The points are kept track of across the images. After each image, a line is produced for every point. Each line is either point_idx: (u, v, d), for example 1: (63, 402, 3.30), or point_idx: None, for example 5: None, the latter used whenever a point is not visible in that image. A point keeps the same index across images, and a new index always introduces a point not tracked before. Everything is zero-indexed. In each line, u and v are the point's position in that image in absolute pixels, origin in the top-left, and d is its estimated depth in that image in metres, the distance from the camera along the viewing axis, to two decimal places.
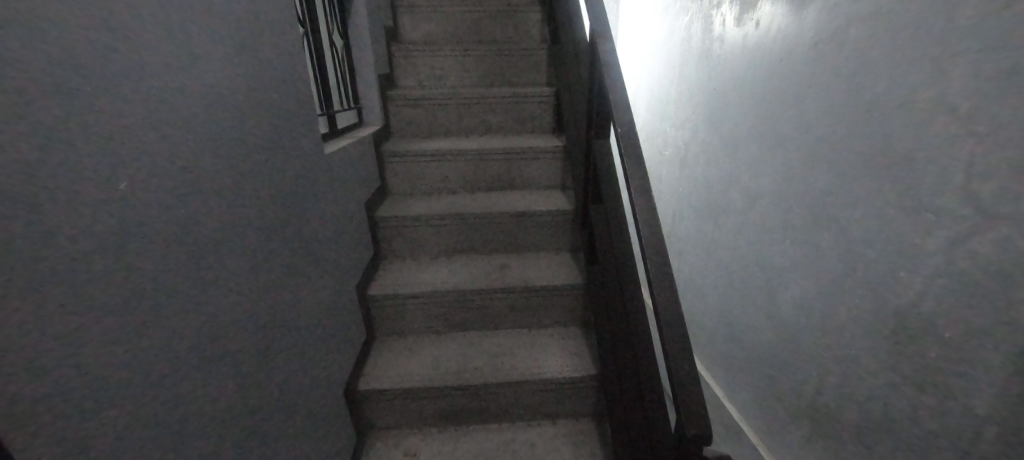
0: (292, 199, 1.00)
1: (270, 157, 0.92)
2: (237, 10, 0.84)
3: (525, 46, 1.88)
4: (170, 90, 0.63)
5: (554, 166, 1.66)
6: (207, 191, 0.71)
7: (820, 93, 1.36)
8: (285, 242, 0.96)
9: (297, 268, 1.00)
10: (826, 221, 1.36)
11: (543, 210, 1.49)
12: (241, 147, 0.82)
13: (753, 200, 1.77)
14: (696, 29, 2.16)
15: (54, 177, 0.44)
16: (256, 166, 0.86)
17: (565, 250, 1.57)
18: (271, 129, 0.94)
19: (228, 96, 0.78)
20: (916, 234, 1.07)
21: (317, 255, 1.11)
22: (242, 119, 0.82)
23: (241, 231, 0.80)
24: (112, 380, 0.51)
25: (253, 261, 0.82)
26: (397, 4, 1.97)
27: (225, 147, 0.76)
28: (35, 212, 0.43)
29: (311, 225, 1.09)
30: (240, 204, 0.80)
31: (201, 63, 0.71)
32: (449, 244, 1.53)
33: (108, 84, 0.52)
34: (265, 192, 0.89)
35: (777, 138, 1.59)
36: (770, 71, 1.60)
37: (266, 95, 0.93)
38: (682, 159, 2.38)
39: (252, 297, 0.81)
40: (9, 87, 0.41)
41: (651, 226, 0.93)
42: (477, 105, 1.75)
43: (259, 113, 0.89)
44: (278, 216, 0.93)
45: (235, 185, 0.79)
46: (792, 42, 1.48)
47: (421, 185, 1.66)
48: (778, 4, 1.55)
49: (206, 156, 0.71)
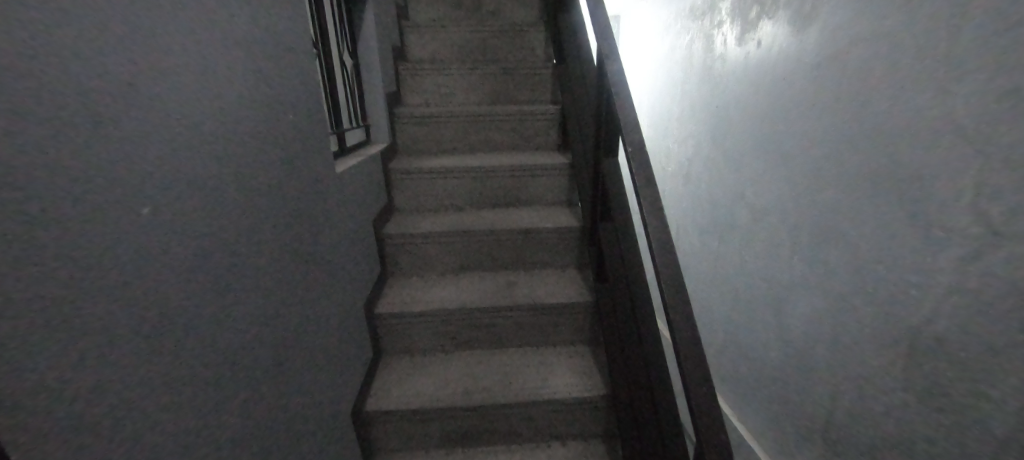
0: (313, 217, 1.01)
1: (295, 173, 0.92)
2: (270, 29, 0.85)
3: (531, 65, 1.91)
4: (221, 112, 0.65)
5: (560, 183, 1.67)
6: (245, 210, 0.71)
7: (824, 111, 1.37)
8: (307, 259, 0.95)
9: (316, 286, 1.00)
10: (835, 238, 1.36)
11: (550, 227, 1.49)
12: (273, 164, 0.82)
13: (759, 216, 1.77)
14: (697, 48, 2.20)
15: (131, 196, 0.46)
16: (284, 183, 0.86)
17: (572, 267, 1.56)
18: (296, 145, 0.94)
19: (262, 115, 0.79)
20: (927, 251, 1.07)
21: (333, 272, 1.10)
22: (273, 136, 0.82)
23: (271, 250, 0.79)
24: (169, 398, 0.51)
25: (279, 279, 0.82)
26: (405, 25, 2.01)
27: (260, 166, 0.77)
28: (117, 230, 0.44)
29: (329, 241, 1.09)
30: (270, 221, 0.79)
31: (241, 82, 0.72)
32: (455, 262, 1.53)
33: (174, 106, 0.54)
34: (291, 209, 0.89)
35: (782, 156, 1.60)
36: (774, 89, 1.62)
37: (293, 113, 0.93)
38: (686, 175, 2.39)
39: (279, 314, 0.81)
40: (93, 113, 0.42)
41: (664, 245, 0.93)
42: (483, 122, 1.77)
43: (287, 130, 0.90)
44: (301, 232, 0.93)
45: (266, 203, 0.78)
46: (795, 61, 1.50)
47: (428, 202, 1.66)
48: (779, 25, 1.58)
49: (245, 175, 0.71)
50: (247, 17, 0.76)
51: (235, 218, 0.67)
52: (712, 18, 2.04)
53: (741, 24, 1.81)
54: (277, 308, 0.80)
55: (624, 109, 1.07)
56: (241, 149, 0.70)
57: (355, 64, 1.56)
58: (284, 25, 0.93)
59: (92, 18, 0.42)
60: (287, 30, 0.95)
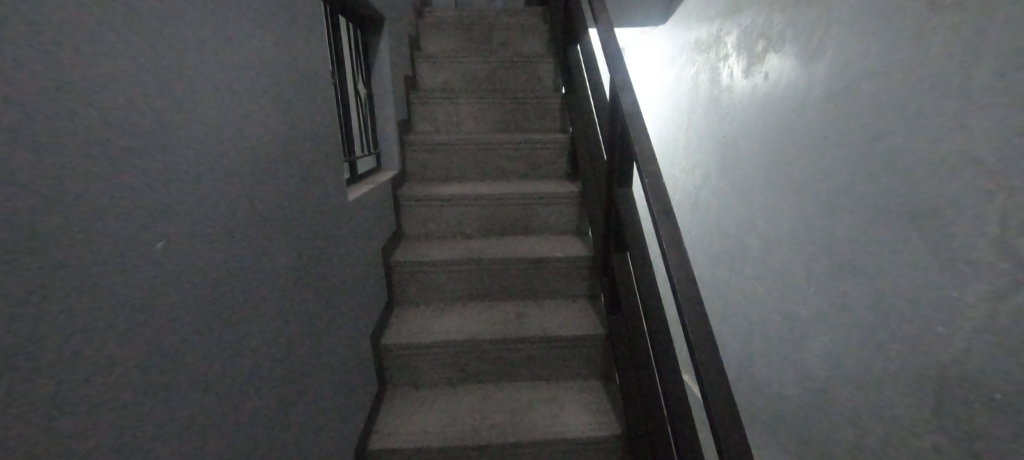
0: (331, 246, 0.99)
1: (312, 198, 0.90)
2: (295, 54, 0.84)
3: (540, 95, 1.93)
4: (248, 144, 0.64)
5: (570, 211, 1.66)
6: (264, 238, 0.68)
7: (837, 142, 1.37)
8: (321, 288, 0.92)
9: (330, 317, 0.97)
10: (853, 270, 1.33)
11: (561, 256, 1.46)
12: (291, 190, 0.80)
13: (772, 246, 1.75)
14: (704, 79, 2.23)
15: (162, 234, 0.44)
16: (301, 209, 0.84)
17: (583, 297, 1.53)
18: (315, 170, 0.92)
19: (283, 140, 0.77)
20: (953, 287, 1.03)
21: (344, 300, 1.06)
22: (292, 160, 0.81)
23: (287, 278, 0.76)
24: (183, 448, 0.47)
25: (293, 308, 0.78)
26: (417, 55, 2.05)
27: (280, 193, 0.75)
28: (148, 268, 0.42)
29: (342, 268, 1.06)
30: (287, 249, 0.77)
31: (267, 108, 0.71)
32: (464, 290, 1.49)
33: (207, 139, 0.53)
34: (307, 236, 0.86)
35: (794, 185, 1.59)
36: (783, 120, 1.63)
37: (312, 138, 0.92)
38: (695, 203, 2.39)
39: (294, 349, 0.78)
40: (137, 145, 0.41)
41: (688, 279, 0.90)
42: (493, 150, 1.78)
43: (306, 155, 0.88)
44: (316, 259, 0.90)
45: (284, 231, 0.76)
46: (804, 93, 1.51)
47: (436, 229, 1.64)
48: (786, 58, 1.61)
49: (265, 203, 0.69)
50: (274, 43, 0.75)
51: (255, 248, 0.65)
52: (717, 51, 2.08)
53: (748, 57, 1.85)
54: (290, 340, 0.76)
55: (638, 140, 1.06)
56: (263, 176, 0.68)
57: (369, 92, 1.58)
58: (309, 52, 0.93)
59: (141, 55, 0.42)
60: (310, 56, 0.95)
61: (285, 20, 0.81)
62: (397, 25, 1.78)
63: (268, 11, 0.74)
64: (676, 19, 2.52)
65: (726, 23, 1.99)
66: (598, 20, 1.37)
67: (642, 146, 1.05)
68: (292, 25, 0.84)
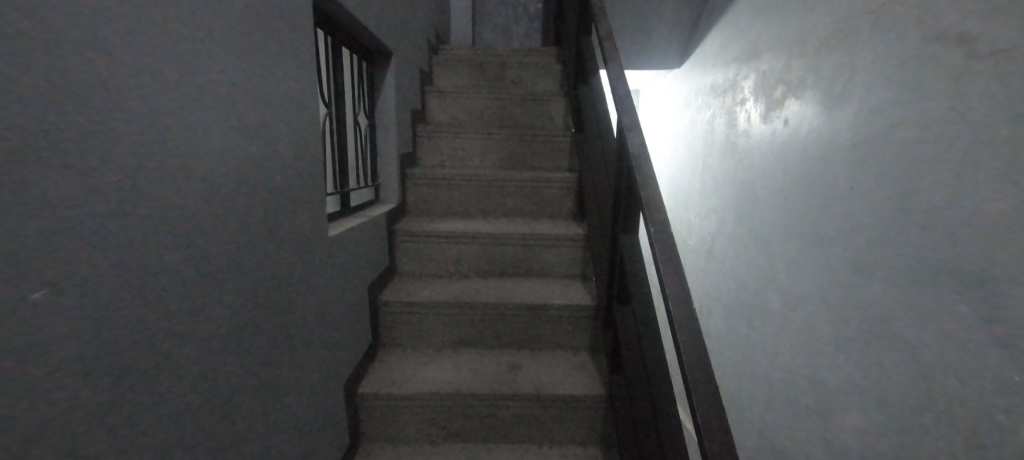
0: (310, 284, 0.92)
1: (291, 226, 0.84)
2: (287, 82, 0.81)
3: (548, 133, 1.89)
4: (212, 173, 0.59)
5: (574, 254, 1.56)
6: (219, 272, 0.61)
7: (865, 194, 1.26)
8: (293, 330, 0.84)
9: (301, 363, 0.88)
10: (887, 336, 1.17)
11: (561, 304, 1.36)
12: (265, 217, 0.73)
13: (793, 302, 1.60)
14: (719, 123, 2.17)
15: (58, 270, 0.37)
16: (275, 237, 0.77)
17: (584, 350, 1.40)
18: (297, 196, 0.87)
19: (261, 162, 0.72)
20: (1013, 369, 0.86)
21: (319, 339, 0.97)
22: (270, 185, 0.75)
23: (247, 315, 0.68)
24: None
25: (250, 349, 0.70)
26: (427, 90, 2.06)
27: (249, 220, 0.68)
28: (25, 309, 0.35)
29: (320, 302, 0.98)
30: (251, 282, 0.69)
31: (241, 129, 0.66)
32: (455, 336, 1.38)
33: (152, 166, 0.48)
34: (280, 267, 0.79)
35: (818, 238, 1.46)
36: (805, 168, 1.53)
37: (298, 167, 0.87)
38: (710, 250, 2.26)
39: (250, 401, 0.69)
40: (39, 165, 0.35)
41: (689, 341, 0.77)
42: (497, 187, 1.72)
43: (288, 180, 0.82)
44: (288, 292, 0.82)
45: (250, 261, 0.69)
46: (827, 141, 1.42)
47: (432, 267, 1.56)
48: (806, 105, 1.53)
49: (225, 231, 0.62)
50: (262, 68, 0.72)
51: (203, 281, 0.57)
52: (733, 96, 2.03)
53: (765, 102, 1.79)
54: (242, 386, 0.67)
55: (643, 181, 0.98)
56: (225, 201, 0.62)
57: (371, 122, 1.55)
58: (304, 81, 0.90)
59: (68, 71, 0.38)
60: (307, 85, 0.92)
61: (279, 46, 0.78)
62: (408, 60, 1.80)
63: (257, 34, 0.71)
64: (692, 63, 2.51)
65: (742, 68, 1.95)
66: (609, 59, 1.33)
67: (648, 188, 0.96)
68: (288, 53, 0.82)
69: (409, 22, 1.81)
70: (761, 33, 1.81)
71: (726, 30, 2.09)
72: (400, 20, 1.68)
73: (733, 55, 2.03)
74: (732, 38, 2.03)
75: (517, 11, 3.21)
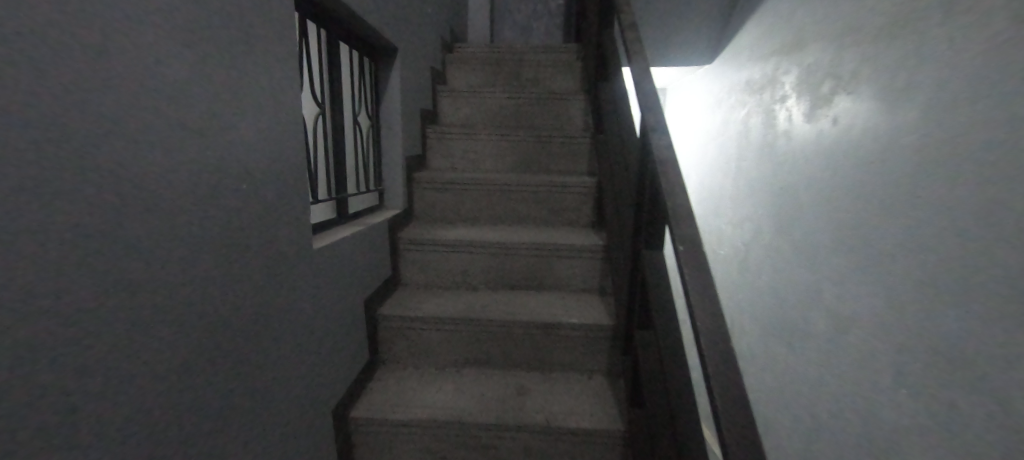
0: (295, 300, 0.83)
1: (272, 234, 0.75)
2: (268, 77, 0.73)
3: (566, 135, 1.76)
4: (171, 181, 0.50)
5: (592, 266, 1.42)
6: (176, 292, 0.51)
7: (936, 204, 1.07)
8: (273, 353, 0.76)
9: (284, 388, 0.79)
10: (965, 374, 0.98)
11: (576, 323, 1.22)
12: (245, 224, 0.64)
13: (842, 325, 1.41)
14: (755, 122, 1.98)
15: None
16: (254, 248, 0.68)
17: (601, 373, 1.26)
18: (279, 200, 0.78)
19: (233, 161, 0.63)
20: None
21: (305, 357, 0.88)
22: (245, 187, 0.66)
23: (219, 338, 0.59)
24: None
25: (215, 376, 0.60)
26: (439, 89, 1.97)
27: (223, 228, 0.59)
28: None
29: (307, 316, 0.89)
30: (218, 299, 0.60)
31: (211, 123, 0.57)
32: (459, 354, 1.28)
33: (92, 175, 0.40)
34: (257, 282, 0.69)
35: (874, 254, 1.27)
36: (858, 173, 1.34)
37: (283, 170, 0.79)
38: (744, 261, 2.07)
39: (216, 438, 0.61)
40: None
41: (724, 386, 0.63)
42: (510, 193, 1.61)
43: (271, 182, 0.73)
44: (266, 309, 0.73)
45: (223, 279, 0.59)
46: (886, 142, 1.23)
47: (438, 277, 1.46)
48: (861, 100, 1.35)
49: (195, 241, 0.53)
50: (235, 60, 0.64)
51: (151, 303, 0.48)
52: (771, 93, 1.84)
53: (809, 100, 1.60)
54: (202, 422, 0.58)
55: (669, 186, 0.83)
56: (185, 207, 0.53)
57: (376, 124, 1.47)
58: (291, 76, 0.82)
59: None
60: (295, 81, 0.84)
61: (258, 37, 0.70)
62: (418, 57, 1.71)
63: (229, 21, 0.62)
64: (724, 59, 2.32)
65: (782, 62, 1.76)
66: (634, 50, 1.20)
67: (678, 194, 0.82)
68: (269, 44, 0.73)
69: (419, 17, 1.73)
70: (805, 22, 1.62)
71: (763, 21, 1.91)
72: (410, 15, 1.59)
73: (772, 48, 1.84)
74: (771, 30, 1.85)
75: (537, 9, 3.10)
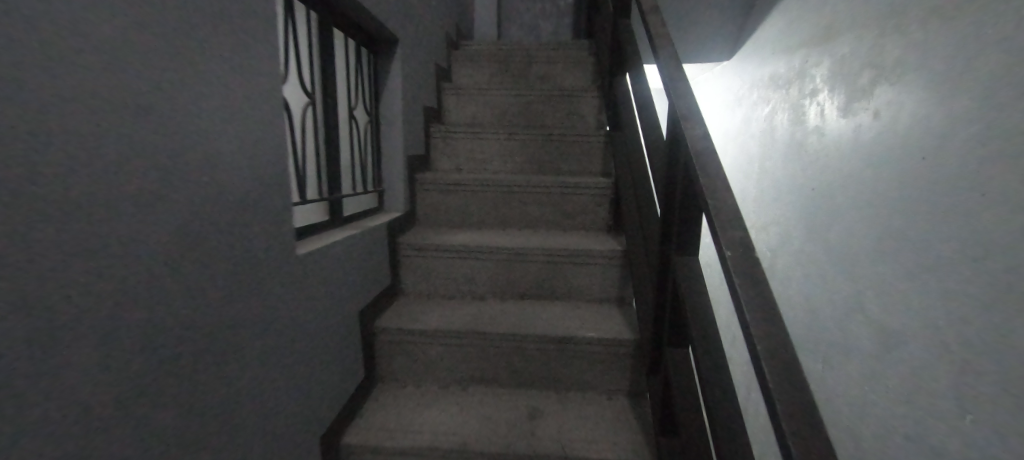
0: (263, 313, 0.72)
1: (233, 237, 0.64)
2: (229, 52, 0.62)
3: (579, 133, 1.65)
4: (91, 167, 0.39)
5: (609, 274, 1.30)
6: (90, 302, 0.40)
7: (1001, 204, 0.94)
8: (232, 377, 0.64)
9: (247, 418, 0.67)
10: None
11: (594, 337, 1.10)
12: (183, 223, 0.54)
13: (891, 340, 1.26)
14: (782, 119, 1.85)
15: None
16: (204, 249, 0.57)
17: (621, 393, 1.13)
18: (246, 195, 0.67)
19: (175, 145, 0.51)
20: None
21: (280, 376, 0.77)
22: (194, 179, 0.55)
23: (148, 357, 0.48)
24: None
25: (150, 407, 0.49)
26: (443, 87, 1.87)
27: (151, 225, 0.48)
28: None
29: (281, 332, 0.77)
30: (155, 311, 0.49)
31: (139, 93, 0.46)
32: (464, 371, 1.16)
33: None
34: (208, 288, 0.59)
35: (929, 260, 1.13)
36: (906, 170, 1.21)
37: (247, 163, 0.67)
38: (772, 269, 1.93)
39: None
40: None
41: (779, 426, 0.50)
42: (519, 194, 1.50)
43: (228, 174, 0.62)
44: (226, 325, 0.62)
45: (151, 283, 0.48)
46: (941, 134, 1.10)
47: (441, 286, 1.35)
48: (907, 91, 1.22)
49: (105, 240, 0.42)
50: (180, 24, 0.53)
51: (56, 315, 0.37)
52: (800, 87, 1.71)
53: (845, 92, 1.47)
54: None
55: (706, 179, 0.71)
56: (111, 196, 0.42)
57: (377, 120, 1.35)
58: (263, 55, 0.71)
59: None
60: (268, 62, 0.73)
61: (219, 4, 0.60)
62: (420, 50, 1.62)
63: None
64: (745, 55, 2.20)
65: (812, 54, 1.64)
66: (656, 34, 1.09)
67: (716, 188, 0.69)
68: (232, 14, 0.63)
69: (422, 9, 1.64)
70: (837, 8, 1.50)
71: (789, 11, 1.78)
72: (412, 5, 1.50)
73: (799, 39, 1.71)
74: (798, 20, 1.73)
75: (546, 7, 3.01)
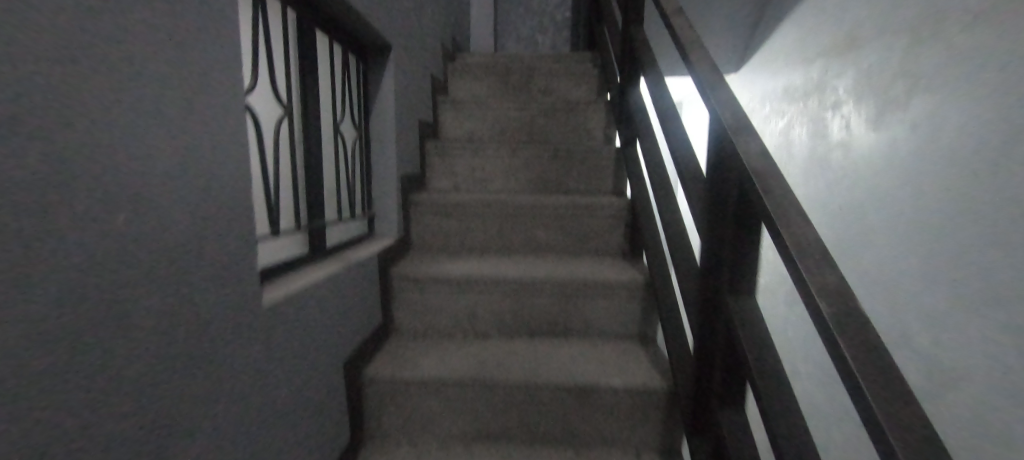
0: (227, 384, 0.55)
1: (192, 288, 0.47)
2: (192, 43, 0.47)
3: (587, 149, 1.53)
4: None
5: (630, 307, 1.15)
6: None
7: None
8: None
9: None
10: None
11: (620, 386, 0.94)
12: (124, 275, 0.37)
13: (951, 379, 1.12)
14: (799, 133, 1.75)
15: None
16: (153, 308, 0.41)
17: (653, 451, 0.97)
18: (210, 231, 0.50)
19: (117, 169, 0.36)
20: None
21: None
22: (137, 213, 0.39)
23: None
24: None
25: None
26: (439, 100, 1.73)
27: (78, 286, 0.33)
28: None
29: (247, 406, 0.60)
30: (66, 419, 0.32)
31: (58, 96, 0.30)
32: (468, 427, 0.99)
33: None
34: (155, 367, 0.42)
35: (993, 289, 1.00)
36: (954, 188, 1.09)
37: (215, 190, 0.51)
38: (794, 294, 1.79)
39: None
40: None
41: None
42: (524, 217, 1.36)
43: (191, 203, 0.47)
44: (169, 413, 0.44)
45: (72, 375, 0.32)
46: (994, 147, 0.99)
47: (439, 323, 1.18)
48: (948, 102, 1.11)
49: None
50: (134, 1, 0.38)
51: None
52: (819, 99, 1.62)
53: (873, 104, 1.37)
54: None
55: (783, 204, 0.57)
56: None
57: (367, 136, 1.21)
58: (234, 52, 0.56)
59: None
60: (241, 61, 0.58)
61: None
62: (415, 60, 1.49)
63: None
64: (753, 67, 2.11)
65: (832, 64, 1.54)
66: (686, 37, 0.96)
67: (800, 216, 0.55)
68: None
69: (417, 16, 1.52)
70: (861, 16, 1.41)
71: (804, 22, 1.70)
72: (406, 10, 1.37)
73: (818, 50, 1.63)
74: (815, 30, 1.64)
75: (542, 20, 2.94)
